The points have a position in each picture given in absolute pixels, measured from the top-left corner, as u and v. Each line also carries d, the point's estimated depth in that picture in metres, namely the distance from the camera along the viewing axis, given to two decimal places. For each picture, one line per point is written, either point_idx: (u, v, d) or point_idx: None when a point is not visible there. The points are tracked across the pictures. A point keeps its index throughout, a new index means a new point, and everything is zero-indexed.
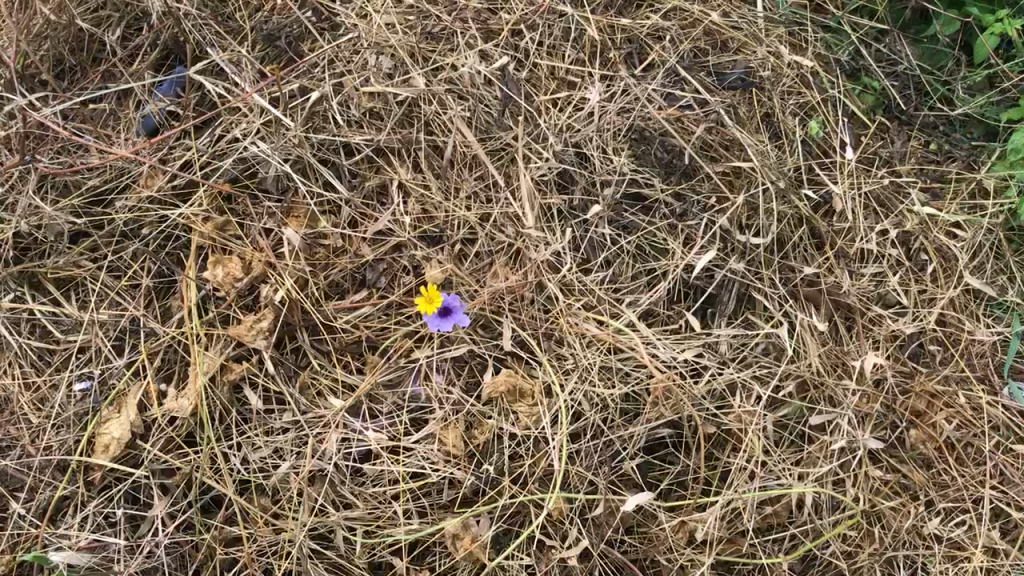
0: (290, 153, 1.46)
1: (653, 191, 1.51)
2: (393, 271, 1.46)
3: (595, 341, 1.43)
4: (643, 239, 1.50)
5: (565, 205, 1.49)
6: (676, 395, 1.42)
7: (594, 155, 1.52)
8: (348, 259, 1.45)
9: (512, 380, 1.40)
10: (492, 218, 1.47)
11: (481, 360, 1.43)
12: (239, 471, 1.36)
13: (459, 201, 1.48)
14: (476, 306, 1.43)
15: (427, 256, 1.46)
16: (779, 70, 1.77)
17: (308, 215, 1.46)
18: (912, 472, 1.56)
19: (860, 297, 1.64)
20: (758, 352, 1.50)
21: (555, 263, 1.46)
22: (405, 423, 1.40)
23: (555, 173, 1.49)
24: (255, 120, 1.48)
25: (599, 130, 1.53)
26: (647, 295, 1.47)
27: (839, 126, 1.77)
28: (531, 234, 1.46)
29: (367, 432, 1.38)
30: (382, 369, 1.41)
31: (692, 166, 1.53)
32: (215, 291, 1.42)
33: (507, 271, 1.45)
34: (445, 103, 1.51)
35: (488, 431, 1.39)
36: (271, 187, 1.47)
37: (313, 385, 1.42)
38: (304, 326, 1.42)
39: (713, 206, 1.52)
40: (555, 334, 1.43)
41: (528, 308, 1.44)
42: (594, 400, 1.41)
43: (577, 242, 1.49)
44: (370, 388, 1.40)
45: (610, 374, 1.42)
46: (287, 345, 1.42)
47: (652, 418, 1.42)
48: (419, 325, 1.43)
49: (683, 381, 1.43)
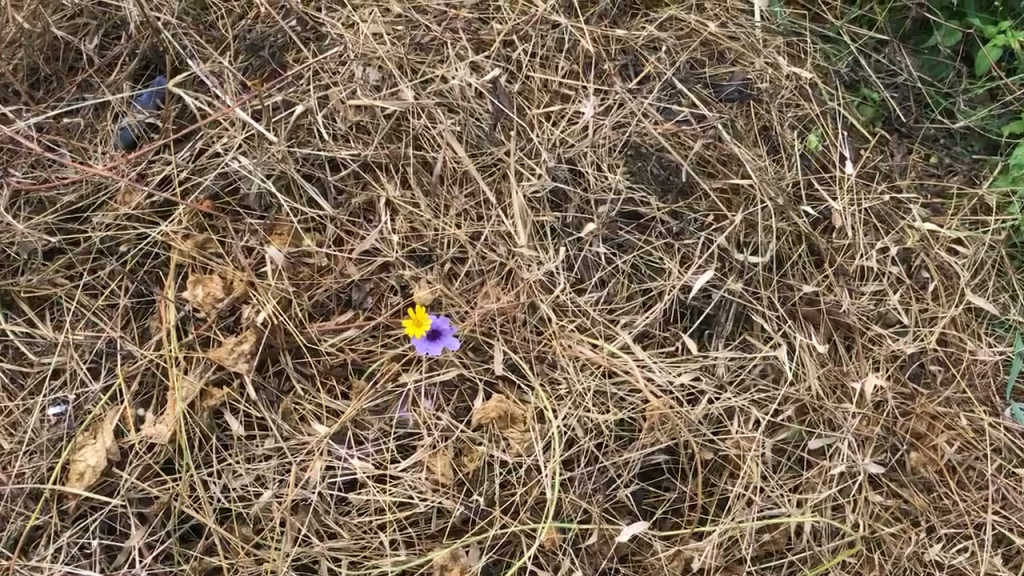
0: (273, 168, 1.41)
1: (649, 209, 1.46)
2: (380, 291, 1.40)
3: (589, 365, 1.38)
4: (639, 259, 1.45)
5: (558, 222, 1.44)
6: (673, 420, 1.37)
7: (589, 170, 1.46)
8: (332, 278, 1.39)
9: (503, 405, 1.35)
10: (483, 237, 1.41)
11: (470, 384, 1.38)
12: (220, 499, 1.31)
13: (448, 219, 1.42)
14: (467, 328, 1.38)
15: (414, 275, 1.40)
16: (777, 82, 1.74)
17: (292, 233, 1.41)
18: (913, 497, 1.52)
19: (859, 316, 1.61)
20: (756, 374, 1.46)
21: (548, 283, 1.41)
22: (392, 450, 1.35)
23: (547, 191, 1.44)
24: (237, 135, 1.43)
25: (594, 145, 1.48)
26: (643, 317, 1.42)
27: (837, 140, 1.73)
28: (522, 253, 1.41)
29: (352, 460, 1.33)
30: (368, 395, 1.36)
31: (689, 183, 1.48)
32: (195, 312, 1.37)
33: (498, 291, 1.40)
34: (434, 117, 1.45)
35: (478, 459, 1.34)
36: (253, 204, 1.42)
37: (296, 411, 1.36)
38: (287, 349, 1.37)
39: (711, 224, 1.47)
40: (547, 357, 1.38)
41: (519, 330, 1.39)
42: (588, 425, 1.36)
43: (571, 261, 1.43)
44: (355, 414, 1.35)
45: (604, 399, 1.37)
46: (269, 369, 1.37)
47: (648, 444, 1.37)
48: (407, 348, 1.38)
49: (680, 407, 1.38)
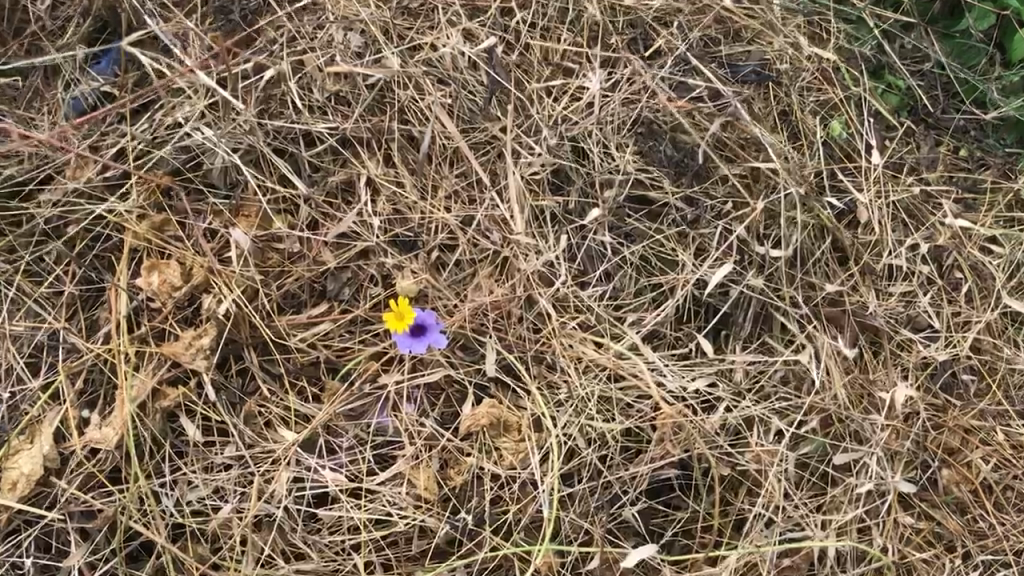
0: (241, 141, 1.25)
1: (662, 193, 1.30)
2: (358, 281, 1.24)
3: (593, 367, 1.23)
4: (649, 250, 1.29)
5: (559, 207, 1.28)
6: (686, 430, 1.22)
7: (595, 151, 1.30)
8: (305, 266, 1.23)
9: (495, 411, 1.19)
10: (475, 222, 1.26)
11: (457, 387, 1.22)
12: (173, 514, 1.15)
13: (437, 202, 1.26)
14: (454, 324, 1.22)
15: (397, 263, 1.23)
16: (797, 64, 1.59)
17: (261, 215, 1.25)
18: (946, 519, 1.37)
19: (886, 318, 1.46)
20: (777, 381, 1.31)
21: (548, 275, 1.25)
22: (369, 461, 1.18)
23: (549, 171, 1.29)
24: (200, 103, 1.27)
25: (599, 123, 1.32)
26: (653, 315, 1.26)
27: (863, 128, 1.58)
28: (519, 240, 1.25)
29: (323, 472, 1.17)
30: (342, 398, 1.20)
31: (706, 165, 1.32)
32: (149, 302, 1.21)
33: (491, 283, 1.24)
34: (422, 88, 1.30)
35: (466, 472, 1.18)
36: (218, 180, 1.26)
37: (260, 415, 1.20)
38: (252, 345, 1.21)
39: (730, 213, 1.31)
40: (545, 357, 1.22)
41: (514, 326, 1.23)
42: (590, 435, 1.20)
43: (573, 251, 1.27)
44: (328, 418, 1.19)
45: (609, 406, 1.22)
46: (232, 368, 1.21)
47: (659, 457, 1.21)
48: (387, 345, 1.22)
49: (694, 415, 1.23)
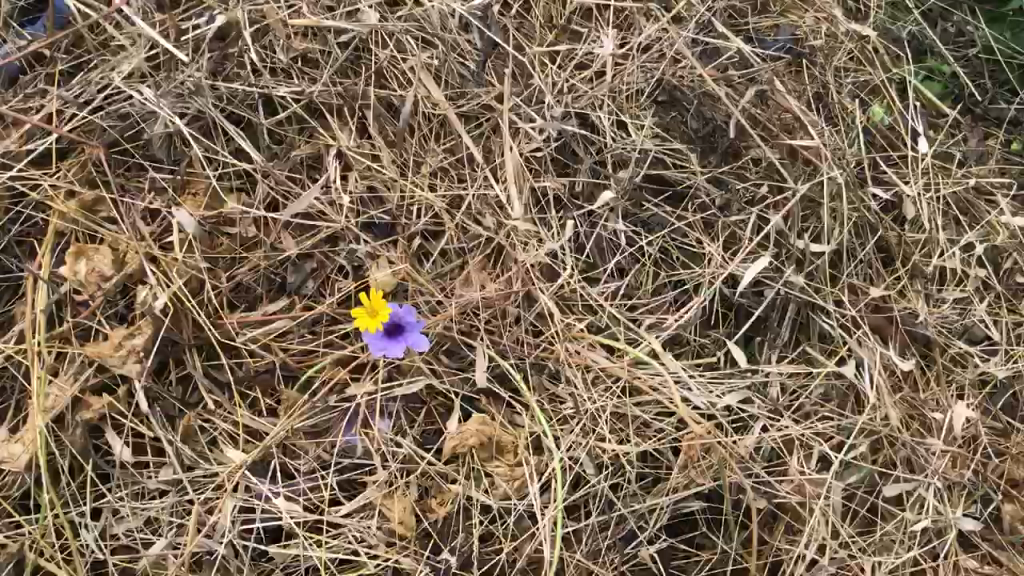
0: (188, 104, 1.05)
1: (686, 173, 1.09)
2: (325, 274, 1.04)
3: (603, 378, 1.02)
4: (669, 241, 1.09)
5: (564, 189, 1.08)
6: (715, 455, 1.01)
7: (606, 123, 1.10)
8: (261, 254, 1.03)
9: (486, 431, 0.98)
10: (464, 204, 1.06)
11: (442, 400, 1.01)
12: (93, 550, 0.95)
13: (420, 178, 1.06)
14: (438, 323, 1.01)
15: (371, 252, 1.03)
16: (833, 41, 1.40)
17: (210, 192, 1.05)
18: (1015, 564, 1.15)
19: (938, 328, 1.25)
20: (818, 399, 1.10)
21: (552, 269, 1.06)
22: (333, 489, 0.97)
23: (553, 148, 1.09)
24: (138, 55, 1.07)
25: (611, 92, 1.12)
26: (674, 317, 1.06)
27: (908, 113, 1.38)
28: (517, 227, 1.05)
29: (276, 501, 0.96)
30: (301, 412, 0.98)
31: (739, 140, 1.11)
32: (74, 294, 1.01)
33: (484, 276, 1.05)
34: (404, 48, 1.11)
35: (451, 502, 0.97)
36: (161, 154, 1.06)
37: (203, 431, 0.99)
38: (196, 347, 1.01)
39: (763, 198, 1.11)
40: (546, 366, 1.02)
41: (510, 328, 1.03)
42: (600, 460, 1.00)
43: (580, 241, 1.08)
44: (283, 436, 0.98)
45: (623, 425, 1.02)
46: (171, 374, 1.01)
47: (680, 488, 1.01)
48: (356, 349, 1.01)
49: (726, 437, 1.02)
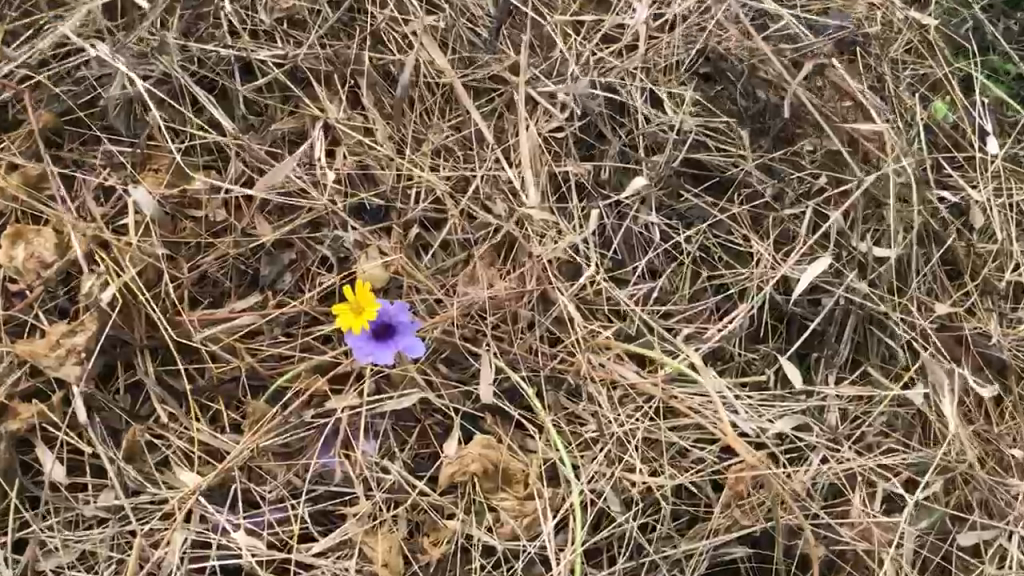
0: (154, 66, 0.91)
1: (733, 156, 0.93)
2: (305, 267, 0.88)
3: (632, 395, 0.86)
4: (711, 239, 0.93)
5: (588, 175, 0.92)
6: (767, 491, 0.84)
7: (639, 98, 0.95)
8: (231, 241, 0.88)
9: (491, 456, 0.82)
10: (471, 187, 0.90)
11: (439, 418, 0.84)
12: None
13: (422, 156, 0.90)
14: (438, 326, 0.85)
15: (360, 242, 0.87)
16: (888, 30, 1.18)
17: (173, 167, 0.90)
18: None
19: (1013, 352, 1.00)
20: (880, 428, 0.92)
21: (573, 269, 0.90)
22: (304, 522, 0.80)
23: (576, 129, 0.94)
24: (95, 7, 0.93)
25: (644, 64, 0.96)
26: (716, 326, 0.89)
27: (974, 111, 1.16)
28: (532, 216, 0.89)
29: (235, 535, 0.79)
30: (268, 429, 0.81)
31: (795, 119, 0.95)
32: (7, 282, 0.85)
33: (493, 273, 0.88)
34: (405, 10, 0.96)
35: (447, 541, 0.80)
36: (119, 123, 0.91)
37: (153, 450, 0.83)
38: (148, 350, 0.85)
39: (821, 190, 0.94)
40: (565, 380, 0.86)
41: (522, 335, 0.87)
42: (627, 496, 0.83)
43: (606, 235, 0.92)
44: (247, 457, 0.81)
45: (655, 454, 0.85)
46: (118, 381, 0.84)
47: (722, 530, 0.84)
48: (338, 355, 0.84)
49: (780, 470, 0.85)
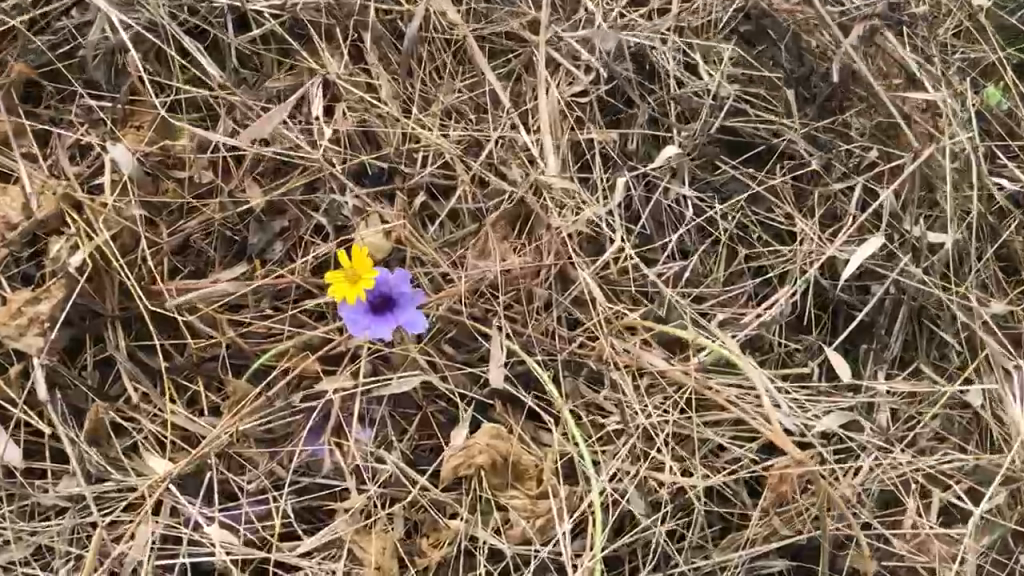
0: (139, 14, 0.83)
1: (775, 124, 0.85)
2: (298, 235, 0.79)
3: (661, 383, 0.76)
4: (749, 216, 0.84)
5: (613, 144, 0.84)
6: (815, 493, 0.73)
7: (671, 63, 0.85)
8: (217, 204, 0.79)
9: (500, 448, 0.72)
10: (484, 151, 0.81)
11: (442, 405, 0.75)
12: None
13: (430, 117, 0.82)
14: (443, 302, 0.76)
15: (360, 209, 0.79)
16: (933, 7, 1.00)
17: (156, 123, 0.81)
18: None
19: None
20: (927, 442, 0.81)
21: (595, 245, 0.81)
22: (287, 517, 0.71)
23: (601, 94, 0.85)
24: None
25: (678, 24, 0.87)
26: (753, 312, 0.80)
27: None
28: (552, 184, 0.80)
29: (208, 529, 0.69)
30: (249, 410, 0.72)
31: (847, 83, 0.85)
32: None
33: (506, 248, 0.80)
34: None
35: (448, 543, 0.71)
36: (99, 76, 0.82)
37: (122, 433, 0.74)
38: (121, 321, 0.76)
39: (871, 165, 0.85)
40: (586, 366, 0.77)
41: (538, 316, 0.78)
42: (654, 497, 0.74)
43: (634, 208, 0.83)
44: (224, 442, 0.72)
45: (686, 452, 0.75)
46: (86, 356, 0.76)
47: (758, 539, 0.74)
48: (330, 330, 0.75)
49: (829, 473, 0.76)
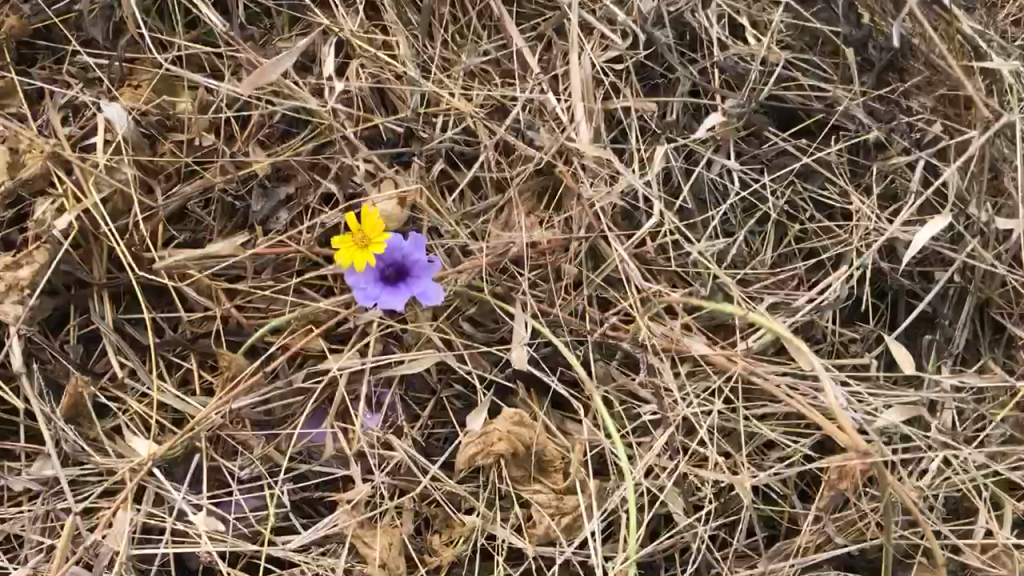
0: None
1: (827, 91, 0.78)
2: (305, 203, 0.72)
3: (704, 368, 0.68)
4: (798, 194, 0.76)
5: (653, 113, 0.77)
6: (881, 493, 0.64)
7: (714, 27, 0.79)
8: (218, 167, 0.73)
9: (522, 436, 0.64)
10: (511, 115, 0.75)
11: (458, 389, 0.68)
12: None
13: (454, 79, 0.76)
14: (462, 277, 0.69)
15: (372, 174, 0.72)
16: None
17: (155, 82, 0.75)
18: None
19: None
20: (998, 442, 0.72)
21: (631, 218, 0.73)
22: (283, 507, 0.63)
23: (639, 59, 0.78)
24: None
25: None
26: (805, 295, 0.72)
27: None
28: (583, 153, 0.73)
29: (193, 517, 0.62)
30: (243, 388, 0.65)
31: (904, 51, 0.78)
32: None
33: (532, 220, 0.73)
34: None
35: (463, 541, 0.63)
36: (97, 32, 0.76)
37: (106, 413, 0.67)
38: (108, 292, 0.69)
39: (935, 141, 0.77)
40: (619, 349, 0.69)
41: (566, 294, 0.71)
42: (694, 497, 0.66)
43: (674, 181, 0.75)
44: (215, 422, 0.64)
45: (730, 447, 0.67)
46: (69, 328, 0.68)
47: (812, 548, 0.66)
48: (334, 305, 0.68)
49: (897, 474, 0.67)
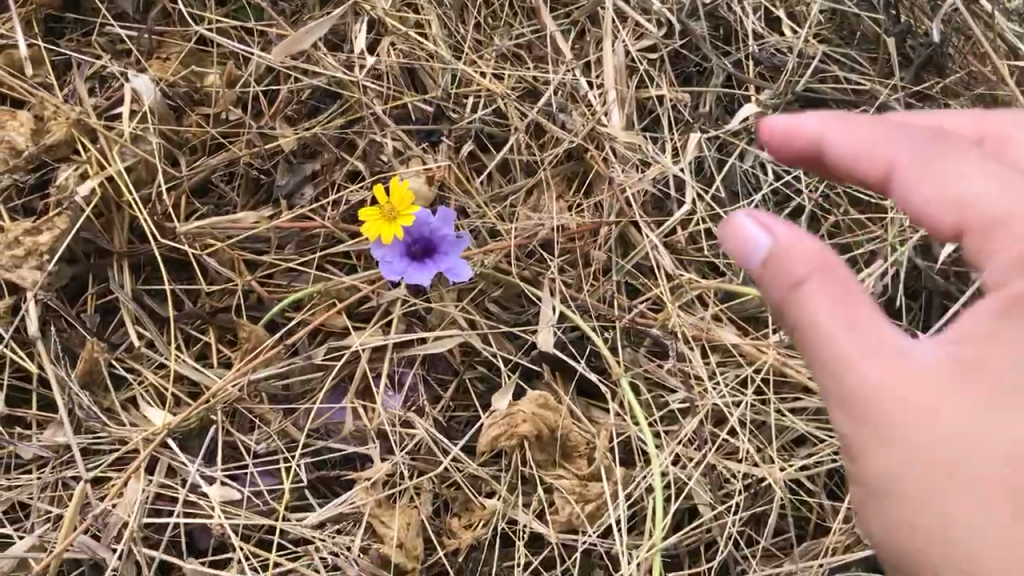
0: None
1: (864, 81, 0.77)
2: (330, 179, 0.71)
3: (735, 357, 0.67)
4: (833, 186, 0.75)
5: (685, 103, 0.75)
6: None
7: (750, 21, 0.78)
8: (246, 141, 0.72)
9: (547, 418, 0.62)
10: (542, 98, 0.74)
11: (481, 371, 0.66)
12: None
13: (486, 63, 0.75)
14: (490, 257, 0.67)
15: (400, 152, 0.72)
16: None
17: (185, 55, 0.75)
18: None
19: None
20: None
21: (662, 206, 0.72)
22: (300, 484, 0.62)
23: (672, 49, 0.77)
24: None
25: None
26: None
27: None
28: (615, 138, 0.73)
29: (207, 489, 0.60)
30: (264, 359, 0.64)
31: (943, 49, 0.77)
32: None
33: (561, 202, 0.71)
34: None
35: (483, 526, 0.61)
36: (128, 5, 0.75)
37: (121, 384, 0.65)
38: (128, 261, 0.68)
39: None
40: (648, 336, 0.67)
41: (594, 280, 0.69)
42: (723, 490, 0.64)
43: (708, 171, 0.74)
44: (234, 394, 0.63)
45: (760, 439, 0.65)
46: (87, 296, 0.67)
47: (843, 547, 0.63)
48: (358, 280, 0.67)
49: None
